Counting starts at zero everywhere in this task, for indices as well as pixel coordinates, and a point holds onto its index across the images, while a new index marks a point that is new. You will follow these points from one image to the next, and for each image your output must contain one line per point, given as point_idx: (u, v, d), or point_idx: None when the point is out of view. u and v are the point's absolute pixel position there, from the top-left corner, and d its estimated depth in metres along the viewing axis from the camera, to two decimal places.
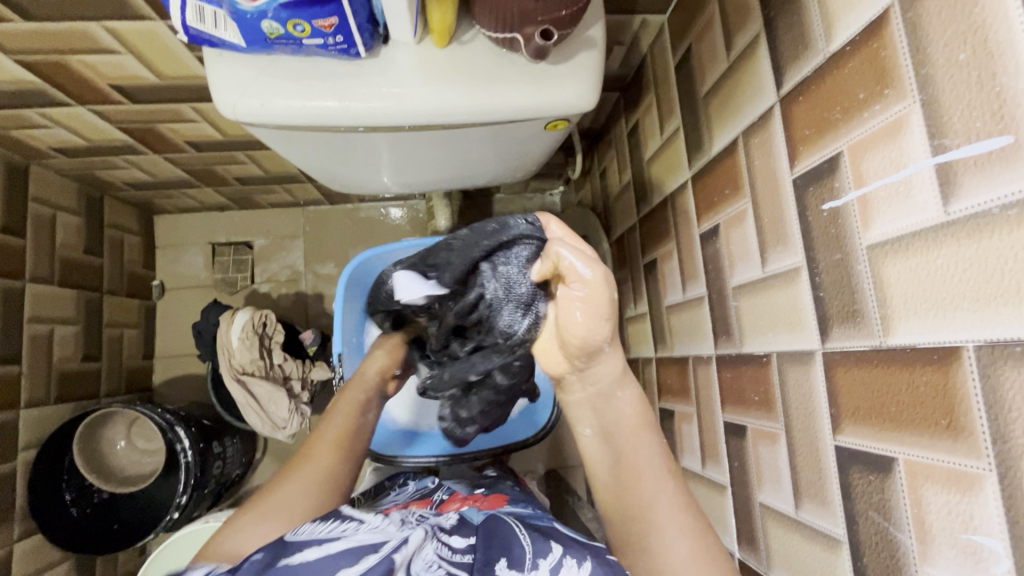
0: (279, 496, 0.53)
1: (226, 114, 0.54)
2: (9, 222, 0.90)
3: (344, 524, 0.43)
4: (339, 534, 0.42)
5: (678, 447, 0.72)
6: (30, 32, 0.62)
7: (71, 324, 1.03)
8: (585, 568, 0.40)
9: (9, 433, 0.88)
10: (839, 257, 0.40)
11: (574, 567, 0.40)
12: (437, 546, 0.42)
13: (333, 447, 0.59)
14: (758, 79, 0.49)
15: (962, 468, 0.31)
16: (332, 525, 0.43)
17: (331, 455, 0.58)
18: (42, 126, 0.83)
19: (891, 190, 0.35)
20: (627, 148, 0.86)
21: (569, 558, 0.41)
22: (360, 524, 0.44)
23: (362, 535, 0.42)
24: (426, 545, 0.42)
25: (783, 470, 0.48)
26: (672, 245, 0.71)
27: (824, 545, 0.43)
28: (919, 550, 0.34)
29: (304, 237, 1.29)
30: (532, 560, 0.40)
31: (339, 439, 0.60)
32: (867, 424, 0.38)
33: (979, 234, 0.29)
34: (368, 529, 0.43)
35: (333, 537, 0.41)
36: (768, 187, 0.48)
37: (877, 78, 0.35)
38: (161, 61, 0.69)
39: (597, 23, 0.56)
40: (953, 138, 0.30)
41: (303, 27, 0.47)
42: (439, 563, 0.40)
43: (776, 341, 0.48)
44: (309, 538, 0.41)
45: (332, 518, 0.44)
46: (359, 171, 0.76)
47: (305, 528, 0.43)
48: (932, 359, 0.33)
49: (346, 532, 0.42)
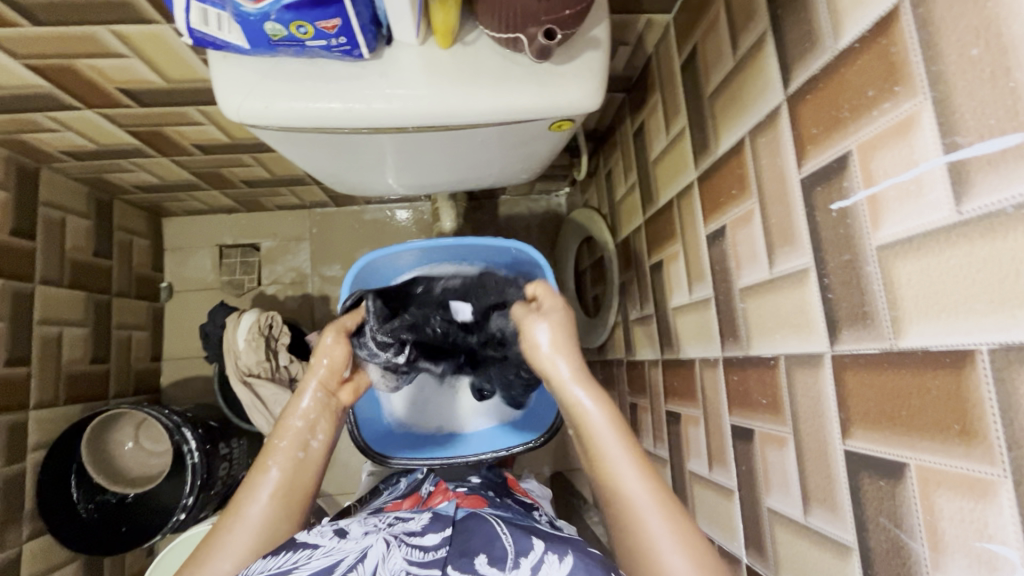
0: (217, 569, 0.49)
1: (231, 116, 0.55)
2: (19, 225, 0.91)
3: (297, 554, 0.44)
4: (292, 566, 0.42)
5: (685, 450, 0.71)
6: (39, 37, 0.62)
7: (80, 325, 1.04)
8: (565, 562, 0.42)
9: (18, 434, 0.89)
10: (848, 258, 0.39)
11: (555, 562, 0.42)
12: (404, 551, 0.44)
13: (273, 498, 0.54)
14: (765, 78, 0.49)
15: (976, 475, 0.30)
16: (286, 556, 0.43)
17: (272, 504, 0.54)
18: (52, 129, 0.84)
19: (902, 190, 0.34)
20: (632, 149, 0.86)
21: (550, 554, 0.43)
22: (315, 548, 0.44)
23: (319, 560, 0.43)
24: (391, 555, 0.44)
25: (791, 474, 0.47)
26: (678, 246, 0.70)
27: (834, 552, 0.42)
28: (931, 558, 0.33)
29: (310, 239, 1.30)
30: (513, 559, 0.43)
31: (280, 486, 0.55)
32: (878, 428, 0.37)
33: (993, 235, 0.29)
34: (325, 551, 0.44)
35: (287, 569, 0.42)
36: (775, 187, 0.48)
37: (887, 74, 0.35)
38: (167, 64, 0.69)
39: (601, 23, 0.56)
40: (966, 135, 0.30)
41: (306, 28, 0.47)
42: (405, 570, 0.42)
43: (784, 344, 0.48)
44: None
45: (285, 549, 0.44)
46: (364, 173, 0.76)
47: (256, 567, 0.43)
48: (945, 362, 0.32)
49: (300, 561, 0.43)
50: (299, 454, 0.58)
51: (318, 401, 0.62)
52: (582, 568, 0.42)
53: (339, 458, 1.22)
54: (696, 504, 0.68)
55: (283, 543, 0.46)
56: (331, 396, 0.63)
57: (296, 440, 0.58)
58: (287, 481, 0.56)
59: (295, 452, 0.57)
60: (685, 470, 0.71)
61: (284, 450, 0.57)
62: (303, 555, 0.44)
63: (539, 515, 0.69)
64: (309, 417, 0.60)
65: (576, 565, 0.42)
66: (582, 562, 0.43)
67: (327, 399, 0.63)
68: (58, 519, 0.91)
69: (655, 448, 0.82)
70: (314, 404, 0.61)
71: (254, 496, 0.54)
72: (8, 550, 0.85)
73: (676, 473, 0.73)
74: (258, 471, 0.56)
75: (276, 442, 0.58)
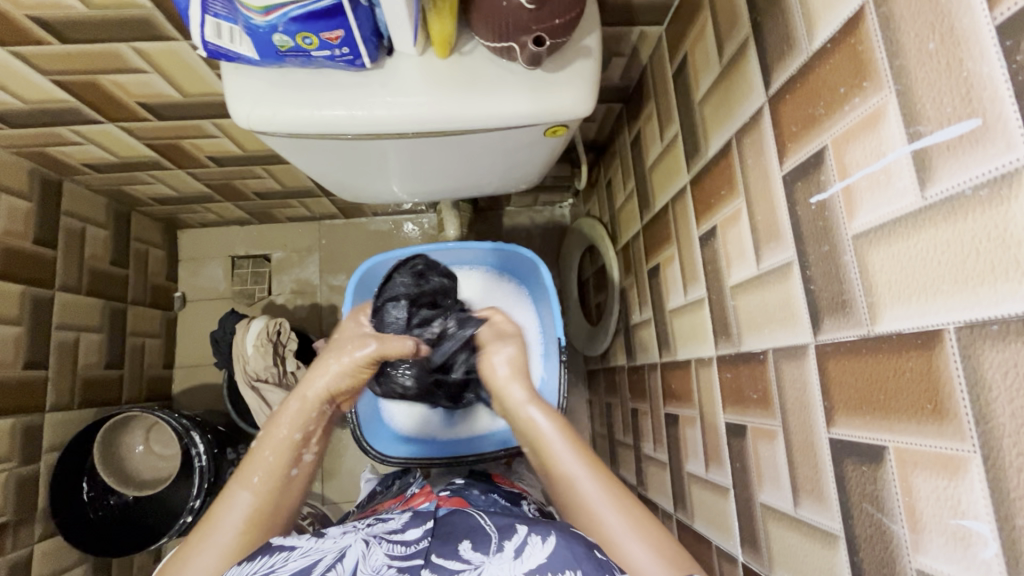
0: None
1: (242, 124, 0.58)
2: (42, 233, 0.95)
3: (274, 557, 0.44)
4: (269, 568, 0.43)
5: (683, 451, 0.71)
6: (65, 54, 0.67)
7: (96, 332, 1.07)
8: (547, 543, 0.43)
9: (35, 434, 0.91)
10: (827, 249, 0.40)
11: (538, 542, 0.44)
12: (385, 548, 0.46)
13: (246, 524, 0.51)
14: (748, 82, 0.51)
15: (948, 452, 0.31)
16: (261, 561, 0.44)
17: (248, 528, 0.51)
18: (76, 143, 0.89)
19: (873, 179, 0.35)
20: (631, 157, 0.88)
21: (534, 535, 0.45)
22: (291, 550, 0.45)
23: (296, 562, 0.43)
24: (372, 552, 0.45)
25: (781, 467, 0.48)
26: (673, 250, 0.72)
27: (822, 542, 0.42)
28: (912, 540, 0.34)
29: (319, 250, 1.33)
30: (498, 543, 0.45)
31: (255, 511, 0.52)
32: (859, 414, 0.38)
33: (955, 217, 0.30)
34: (302, 552, 0.45)
35: (263, 574, 0.42)
36: (760, 184, 0.49)
37: (856, 72, 0.36)
38: (184, 79, 0.73)
39: (592, 33, 0.59)
40: (927, 124, 0.31)
41: (311, 39, 0.50)
42: (387, 565, 0.43)
43: (771, 338, 0.49)
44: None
45: (260, 554, 0.45)
46: (369, 180, 0.79)
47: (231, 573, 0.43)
48: (916, 344, 0.33)
49: (276, 564, 0.43)
50: (287, 472, 0.56)
51: (310, 405, 0.61)
52: (563, 547, 0.43)
53: (344, 465, 1.23)
54: (695, 506, 0.67)
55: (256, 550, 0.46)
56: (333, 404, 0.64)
57: (278, 454, 0.56)
58: (265, 506, 0.53)
59: (285, 470, 0.56)
60: (684, 472, 0.71)
61: (266, 465, 0.55)
62: (277, 558, 0.44)
63: (527, 505, 0.70)
64: (305, 430, 0.59)
65: (558, 543, 0.43)
66: (563, 540, 0.44)
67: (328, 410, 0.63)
68: (65, 516, 0.93)
69: (655, 452, 0.82)
70: (301, 418, 0.60)
71: (226, 513, 0.51)
72: (21, 549, 0.87)
73: (675, 476, 0.73)
74: (238, 487, 0.53)
75: (263, 456, 0.56)
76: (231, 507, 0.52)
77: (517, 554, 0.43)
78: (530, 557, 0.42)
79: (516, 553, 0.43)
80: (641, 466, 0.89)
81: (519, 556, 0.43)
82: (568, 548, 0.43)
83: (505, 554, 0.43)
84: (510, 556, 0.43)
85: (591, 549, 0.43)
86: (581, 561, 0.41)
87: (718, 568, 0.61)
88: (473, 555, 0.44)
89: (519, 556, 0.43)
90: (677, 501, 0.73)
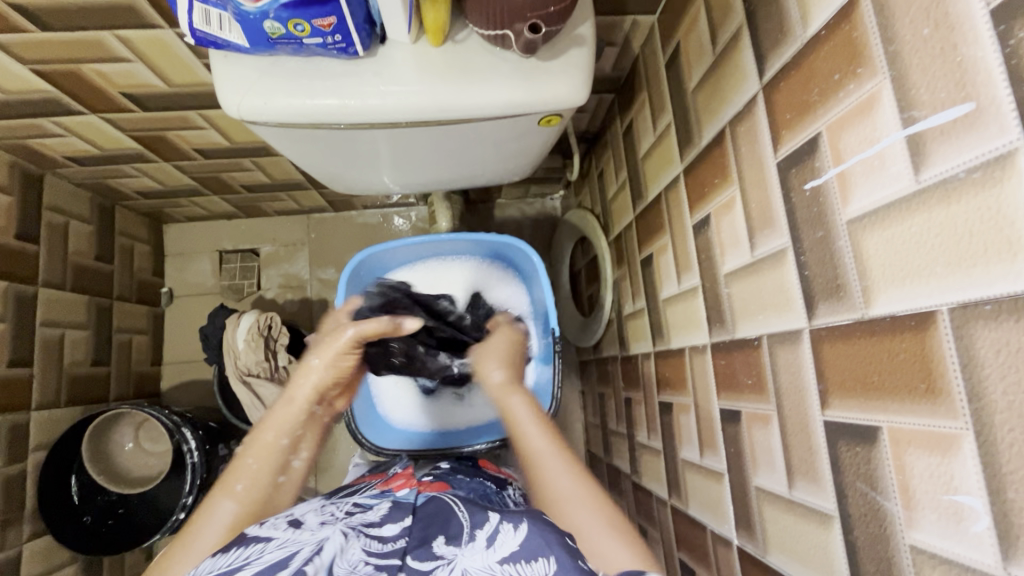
0: None
1: (231, 113, 0.57)
2: (23, 227, 0.93)
3: (248, 549, 0.42)
4: (241, 564, 0.41)
5: (677, 438, 0.72)
6: (45, 42, 0.65)
7: (81, 328, 1.05)
8: (519, 531, 0.43)
9: (20, 434, 0.90)
10: (821, 235, 0.41)
11: (511, 531, 0.44)
12: (363, 542, 0.46)
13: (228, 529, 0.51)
14: (743, 70, 0.51)
15: (941, 430, 0.31)
16: (235, 554, 0.42)
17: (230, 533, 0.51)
18: (58, 135, 0.86)
19: (868, 164, 0.36)
20: (623, 148, 0.88)
21: (506, 524, 0.45)
22: (267, 541, 0.43)
23: (271, 554, 0.42)
24: (349, 546, 0.44)
25: (776, 451, 0.48)
26: (666, 239, 0.72)
27: (817, 523, 0.43)
28: (905, 516, 0.35)
29: (309, 243, 1.32)
30: (469, 534, 0.46)
31: (238, 517, 0.52)
32: (853, 396, 0.38)
33: (949, 200, 0.30)
34: (278, 544, 0.43)
35: (238, 566, 0.40)
36: (754, 172, 0.50)
37: (850, 58, 0.37)
38: (170, 68, 0.72)
39: (586, 21, 0.59)
40: (921, 109, 0.32)
41: (303, 26, 0.49)
42: (365, 561, 0.43)
43: (765, 324, 0.49)
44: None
45: (234, 545, 0.43)
46: (360, 171, 0.78)
47: (204, 567, 0.41)
48: (910, 326, 0.33)
49: (251, 556, 0.41)
50: (276, 479, 0.55)
51: (304, 415, 0.59)
52: (536, 534, 0.42)
53: (337, 458, 1.22)
54: (689, 491, 0.68)
55: (230, 540, 0.44)
56: (324, 406, 0.62)
57: (264, 465, 0.55)
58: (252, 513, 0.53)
59: (272, 477, 0.55)
60: (678, 459, 0.72)
61: (252, 474, 0.54)
62: (253, 550, 0.42)
63: (511, 491, 0.71)
64: (292, 436, 0.58)
65: (531, 532, 0.43)
66: (537, 528, 0.43)
67: (319, 411, 0.61)
68: (54, 516, 0.91)
69: (649, 440, 0.83)
70: (286, 422, 0.58)
71: (209, 526, 0.50)
72: (9, 549, 0.86)
73: (669, 463, 0.74)
74: (220, 494, 0.53)
75: (247, 462, 0.55)
76: (216, 517, 0.51)
77: (489, 544, 0.44)
78: (502, 546, 0.43)
79: (489, 543, 0.43)
80: (635, 455, 0.90)
81: (492, 545, 0.43)
82: (540, 535, 0.42)
83: (477, 544, 0.44)
84: (482, 547, 0.43)
85: (563, 535, 0.43)
86: (553, 548, 0.41)
87: (712, 552, 0.62)
88: (446, 549, 0.45)
89: (491, 544, 0.44)
90: (671, 488, 0.74)
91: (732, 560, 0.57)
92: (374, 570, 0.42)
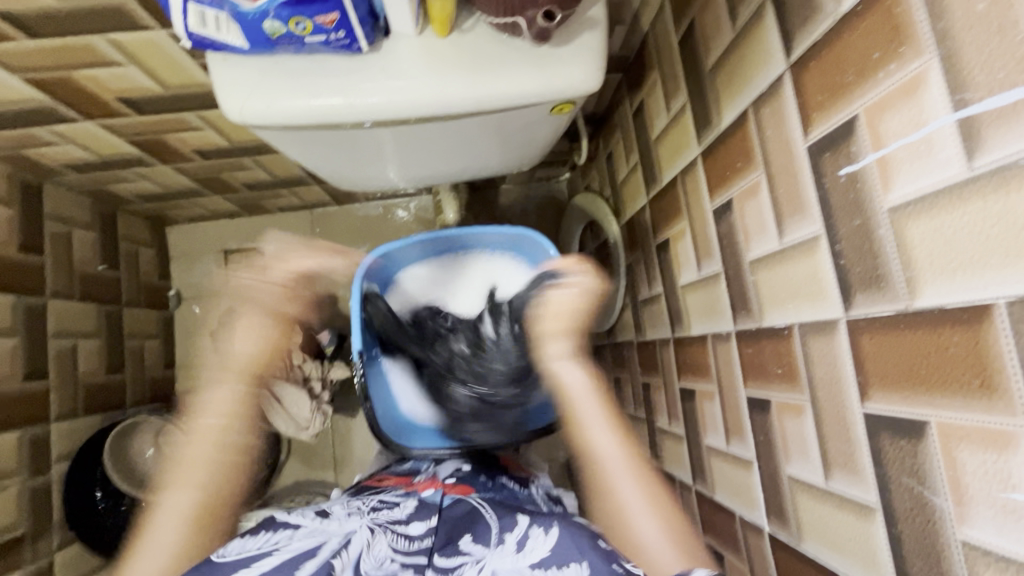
0: None
1: (233, 118, 0.55)
2: (27, 239, 0.91)
3: (278, 534, 0.48)
4: (272, 547, 0.46)
5: (701, 425, 0.71)
6: (35, 49, 0.63)
7: (93, 337, 1.04)
8: (550, 536, 0.45)
9: (42, 445, 0.90)
10: (859, 223, 0.39)
11: (541, 535, 0.46)
12: (390, 537, 0.49)
13: None
14: (767, 48, 0.48)
15: (999, 427, 0.30)
16: (266, 536, 0.48)
17: None
18: (54, 143, 0.84)
19: (912, 150, 0.34)
20: (633, 130, 0.86)
21: (535, 527, 0.47)
22: (296, 530, 0.49)
23: (300, 542, 0.47)
24: (377, 540, 0.48)
25: (810, 440, 0.48)
26: (684, 224, 0.70)
27: (856, 514, 0.42)
28: (957, 512, 0.34)
29: (313, 239, 1.30)
30: (499, 536, 0.48)
31: None
32: (897, 389, 0.37)
33: (1007, 188, 0.29)
34: (306, 533, 0.48)
35: (268, 550, 0.46)
36: (781, 156, 0.48)
37: (892, 35, 0.35)
38: (165, 70, 0.69)
39: (597, 3, 0.56)
40: (974, 91, 0.30)
41: (305, 24, 0.47)
42: (391, 556, 0.47)
43: (797, 313, 0.48)
44: (244, 557, 0.45)
45: (264, 529, 0.49)
46: (366, 168, 0.76)
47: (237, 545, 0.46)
48: (962, 320, 0.32)
49: (281, 542, 0.47)
50: None
51: None
52: (566, 538, 0.45)
53: (355, 453, 1.23)
54: (715, 477, 0.68)
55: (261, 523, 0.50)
56: None
57: None
58: None
59: None
60: (702, 446, 0.71)
61: None
62: (282, 535, 0.48)
63: (535, 489, 0.71)
64: None
65: (562, 535, 0.45)
66: (567, 530, 0.46)
67: None
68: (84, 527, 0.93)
69: (670, 426, 0.83)
70: None
71: None
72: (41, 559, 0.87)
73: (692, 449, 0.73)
74: None
75: None
76: None
77: (518, 548, 0.46)
78: (531, 550, 0.45)
79: (518, 547, 0.46)
80: (655, 440, 0.90)
81: (520, 549, 0.46)
82: (573, 540, 0.44)
83: (507, 547, 0.46)
84: (511, 549, 0.46)
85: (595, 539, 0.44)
86: (585, 553, 0.43)
87: (743, 539, 0.62)
88: (475, 547, 0.48)
89: (521, 548, 0.46)
90: (695, 473, 0.74)
91: (764, 547, 0.57)
92: (400, 567, 0.45)
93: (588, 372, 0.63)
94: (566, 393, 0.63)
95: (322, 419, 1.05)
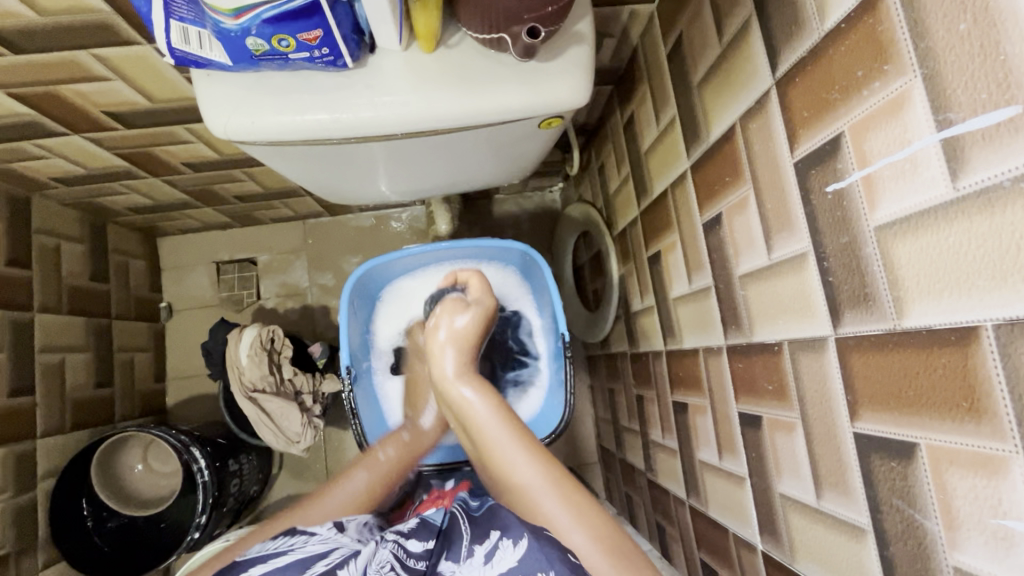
0: None
1: (218, 134, 0.54)
2: (14, 252, 0.90)
3: (296, 539, 0.53)
4: (288, 547, 0.51)
5: (694, 439, 0.71)
6: (19, 65, 0.62)
7: (82, 351, 1.03)
8: (519, 547, 0.46)
9: (28, 462, 0.89)
10: (846, 240, 0.39)
11: (509, 547, 0.46)
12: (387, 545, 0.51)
13: None
14: (753, 63, 0.48)
15: (989, 451, 0.30)
16: (287, 539, 0.53)
17: None
18: (42, 157, 0.84)
19: (897, 169, 0.34)
20: (623, 142, 0.86)
21: (506, 539, 0.47)
22: (312, 535, 0.54)
23: (313, 545, 0.51)
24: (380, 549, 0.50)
25: (801, 457, 0.47)
26: (675, 236, 0.70)
27: (848, 535, 0.42)
28: (948, 536, 0.33)
29: (306, 250, 1.29)
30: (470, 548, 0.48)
31: None
32: (886, 410, 0.37)
33: (992, 209, 0.28)
34: (320, 539, 0.53)
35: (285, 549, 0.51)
36: (769, 171, 0.47)
37: (875, 54, 0.34)
38: (152, 84, 0.69)
39: (584, 17, 0.56)
40: (957, 111, 0.30)
41: (288, 41, 0.47)
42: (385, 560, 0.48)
43: (786, 329, 0.48)
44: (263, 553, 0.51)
45: (291, 534, 0.54)
46: (355, 182, 0.76)
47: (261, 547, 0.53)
48: (951, 341, 0.32)
49: (297, 544, 0.52)
50: None
51: None
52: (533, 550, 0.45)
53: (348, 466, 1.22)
54: (708, 492, 0.67)
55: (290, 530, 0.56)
56: None
57: None
58: None
59: None
60: (695, 460, 0.71)
61: None
62: (299, 540, 0.53)
63: None
64: None
65: (529, 548, 0.45)
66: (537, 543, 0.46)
67: None
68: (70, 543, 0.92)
69: (663, 439, 0.82)
70: None
71: None
72: None
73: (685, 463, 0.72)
74: None
75: None
76: None
77: (488, 560, 0.46)
78: (500, 561, 0.46)
79: (487, 558, 0.46)
80: (649, 453, 0.89)
81: (490, 561, 0.46)
82: (540, 551, 0.45)
83: (475, 560, 0.47)
84: (481, 561, 0.46)
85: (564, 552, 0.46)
86: (552, 563, 0.44)
87: (736, 555, 0.61)
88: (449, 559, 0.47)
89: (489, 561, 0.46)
90: (688, 488, 0.73)
91: (757, 564, 0.56)
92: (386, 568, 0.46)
93: (483, 393, 0.65)
94: (468, 414, 0.64)
95: (315, 434, 1.03)
